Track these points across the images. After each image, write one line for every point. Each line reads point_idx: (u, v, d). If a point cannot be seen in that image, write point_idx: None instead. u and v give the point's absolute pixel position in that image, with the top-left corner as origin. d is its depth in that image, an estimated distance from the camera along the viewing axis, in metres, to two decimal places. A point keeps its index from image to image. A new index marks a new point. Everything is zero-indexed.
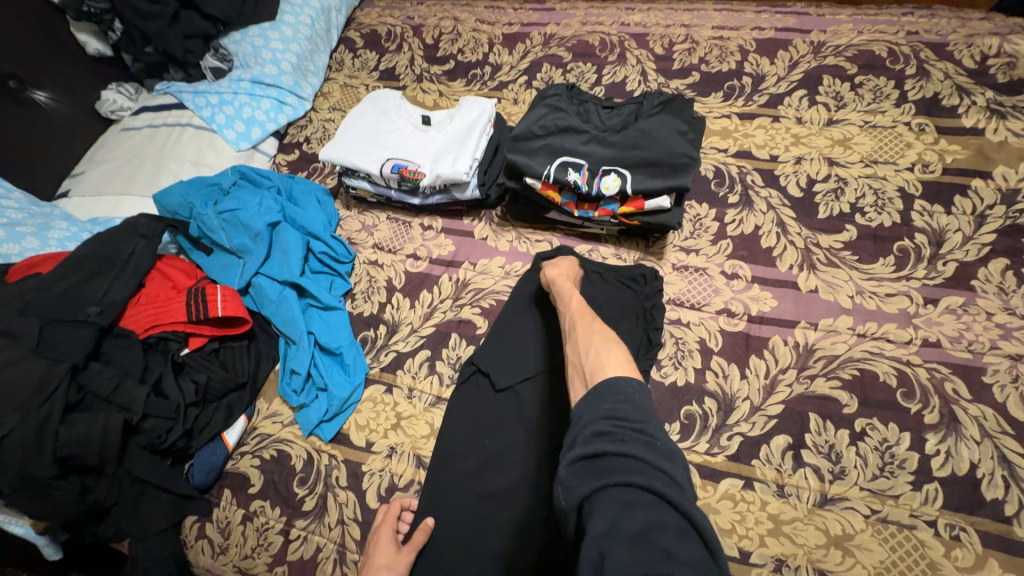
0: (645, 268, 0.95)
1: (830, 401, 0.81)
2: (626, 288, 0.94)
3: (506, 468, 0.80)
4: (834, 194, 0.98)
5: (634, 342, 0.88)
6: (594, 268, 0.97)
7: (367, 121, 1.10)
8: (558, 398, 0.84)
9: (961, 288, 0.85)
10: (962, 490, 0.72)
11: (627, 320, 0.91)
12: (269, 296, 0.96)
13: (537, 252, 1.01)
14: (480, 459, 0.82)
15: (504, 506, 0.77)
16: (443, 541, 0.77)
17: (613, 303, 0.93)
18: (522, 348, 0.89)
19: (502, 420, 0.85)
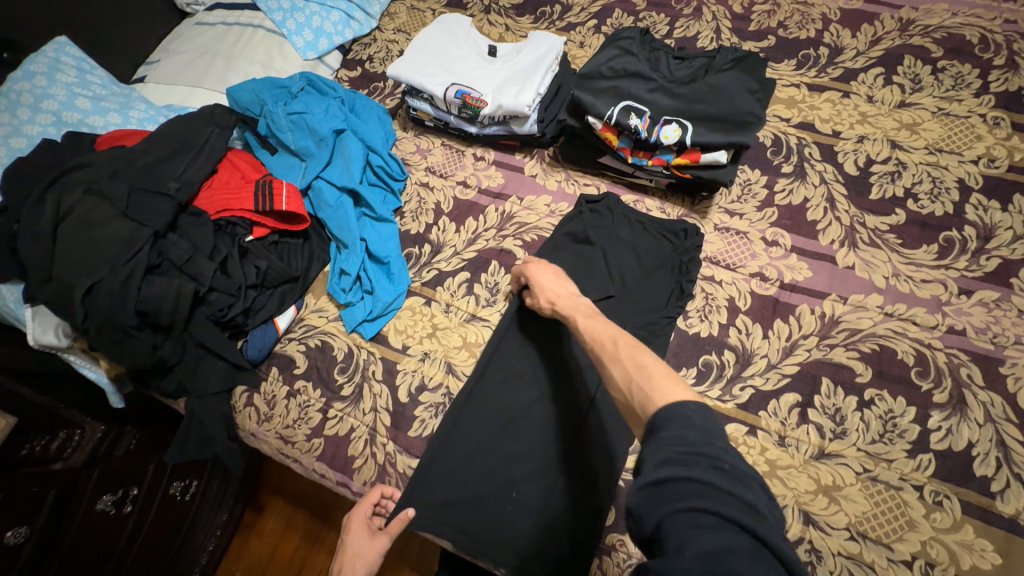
0: (687, 224, 0.98)
1: (845, 369, 0.85)
2: (665, 241, 0.98)
3: (533, 383, 0.89)
4: (890, 176, 0.97)
5: (664, 291, 0.93)
6: (638, 217, 1.00)
7: (435, 43, 1.12)
8: None
9: (999, 283, 0.87)
10: (954, 464, 0.76)
11: (662, 269, 0.95)
12: (328, 199, 1.02)
13: (584, 195, 1.04)
14: (512, 372, 0.91)
15: (528, 414, 0.87)
16: (468, 433, 0.87)
17: (651, 252, 0.97)
18: None
19: (537, 342, 0.93)
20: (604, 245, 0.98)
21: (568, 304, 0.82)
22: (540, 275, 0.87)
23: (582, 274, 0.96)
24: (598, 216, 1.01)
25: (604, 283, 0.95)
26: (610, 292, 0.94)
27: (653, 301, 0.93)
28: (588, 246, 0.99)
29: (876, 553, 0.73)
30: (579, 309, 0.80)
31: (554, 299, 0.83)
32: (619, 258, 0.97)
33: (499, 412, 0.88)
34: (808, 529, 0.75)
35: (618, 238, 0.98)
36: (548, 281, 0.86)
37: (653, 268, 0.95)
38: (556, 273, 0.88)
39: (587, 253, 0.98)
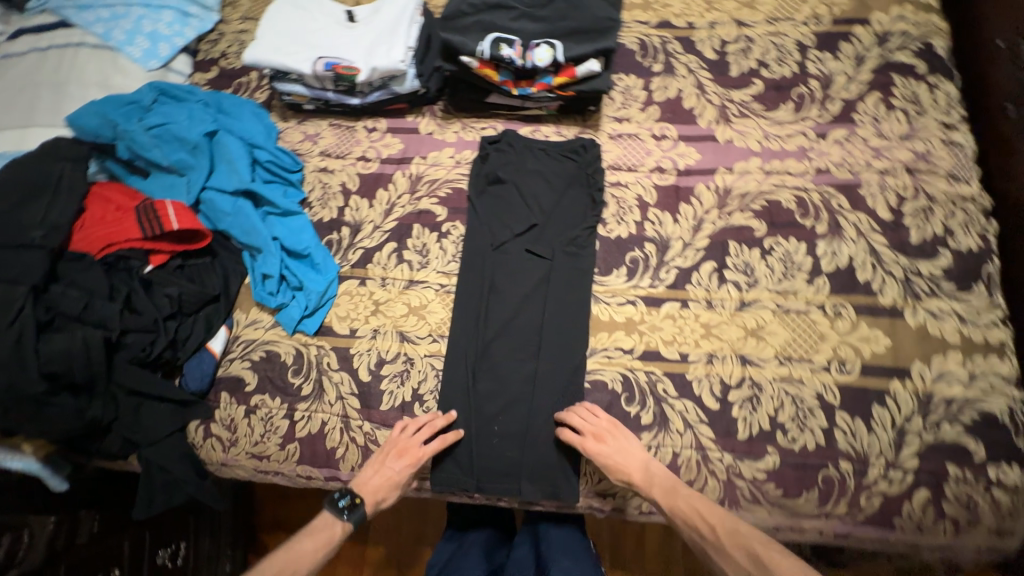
0: (583, 139, 1.04)
1: (745, 229, 0.96)
2: (569, 160, 1.03)
3: (491, 323, 0.93)
4: (743, 52, 1.07)
5: (581, 205, 1.00)
6: (539, 145, 1.04)
7: (288, 20, 1.06)
8: (550, 250, 0.97)
9: (845, 122, 1.00)
10: (843, 278, 0.90)
11: (572, 187, 1.01)
12: (223, 208, 0.96)
13: (484, 138, 1.06)
14: (486, 300, 0.95)
15: (508, 336, 0.92)
16: (457, 364, 0.92)
17: (558, 174, 1.02)
18: (509, 210, 1.00)
19: (502, 269, 0.96)
20: (515, 179, 1.02)
21: (643, 479, 0.80)
22: (603, 451, 0.81)
23: (506, 212, 1.00)
24: (502, 153, 1.04)
25: (524, 214, 0.99)
26: (532, 222, 0.99)
27: (573, 218, 0.99)
28: (501, 183, 1.02)
29: (801, 368, 0.86)
30: (656, 483, 0.80)
31: (629, 476, 0.81)
32: (534, 186, 1.01)
33: (472, 360, 0.91)
34: (747, 369, 0.87)
35: (526, 169, 1.02)
36: (615, 462, 0.81)
37: (564, 186, 1.01)
38: (616, 442, 0.82)
39: (503, 190, 1.02)
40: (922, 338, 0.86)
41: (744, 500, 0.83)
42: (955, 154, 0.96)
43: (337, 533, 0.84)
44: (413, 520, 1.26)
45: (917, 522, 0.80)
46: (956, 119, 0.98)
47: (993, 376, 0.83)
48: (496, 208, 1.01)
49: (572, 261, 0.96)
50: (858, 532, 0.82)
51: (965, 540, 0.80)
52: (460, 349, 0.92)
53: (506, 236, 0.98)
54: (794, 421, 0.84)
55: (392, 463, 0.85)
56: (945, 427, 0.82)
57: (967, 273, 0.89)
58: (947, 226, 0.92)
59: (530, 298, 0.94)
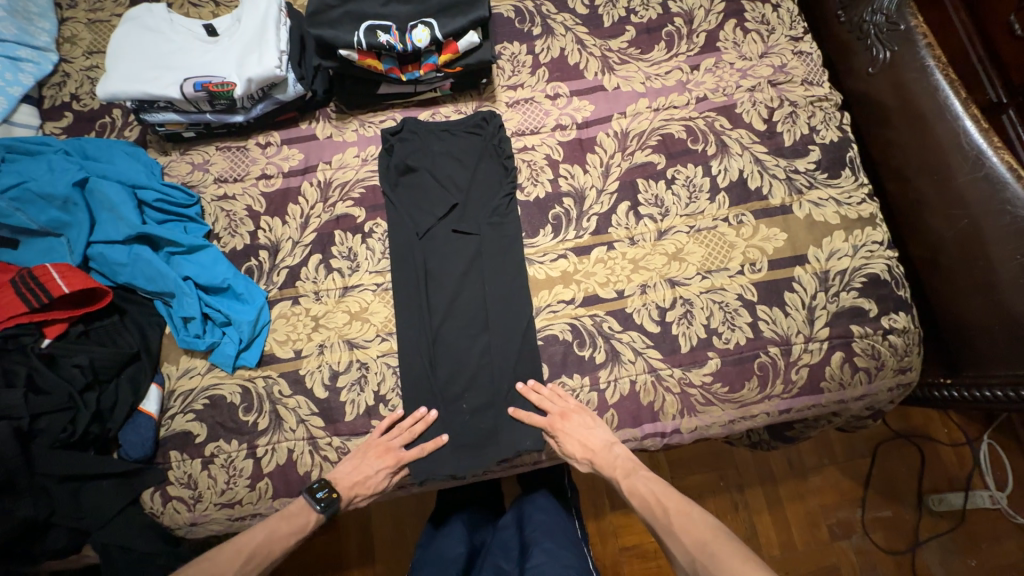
0: (483, 112, 1.05)
1: (648, 165, 1.03)
2: (474, 136, 1.05)
3: (436, 307, 0.95)
4: (611, 3, 1.13)
5: (495, 175, 1.03)
6: (441, 126, 1.05)
7: (139, 45, 0.97)
8: (476, 225, 0.99)
9: (712, 50, 1.09)
10: (739, 190, 1.00)
11: (482, 160, 1.03)
12: (118, 259, 0.88)
13: (384, 130, 1.04)
14: (425, 285, 0.96)
15: (454, 314, 0.95)
16: (412, 355, 0.92)
17: (466, 150, 1.04)
18: (426, 198, 1.01)
19: (433, 254, 0.98)
20: (426, 165, 1.02)
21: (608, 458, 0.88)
22: (567, 428, 0.88)
23: (426, 200, 1.01)
24: (408, 142, 1.04)
25: (443, 197, 1.01)
26: (452, 202, 1.00)
27: (489, 189, 1.02)
28: (413, 171, 1.02)
29: (721, 277, 0.95)
30: (618, 466, 0.88)
31: (590, 455, 0.88)
32: (445, 167, 1.03)
33: (427, 347, 0.92)
34: (676, 290, 0.95)
35: (433, 152, 1.03)
36: (577, 434, 0.88)
37: (475, 159, 1.03)
38: (581, 421, 0.88)
39: (417, 177, 1.02)
40: (811, 226, 0.97)
41: (699, 405, 0.92)
42: (805, 62, 1.08)
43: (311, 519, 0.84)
44: (412, 521, 1.26)
45: (839, 381, 0.92)
46: (800, 31, 1.10)
47: (872, 243, 0.97)
48: (415, 199, 1.01)
49: (499, 231, 0.99)
50: (796, 403, 0.93)
51: (877, 384, 0.94)
52: (413, 339, 0.93)
53: (430, 222, 0.99)
54: (725, 324, 0.93)
55: (374, 462, 0.86)
56: (844, 296, 0.94)
57: (835, 162, 1.02)
58: (811, 126, 1.04)
59: (467, 275, 0.96)
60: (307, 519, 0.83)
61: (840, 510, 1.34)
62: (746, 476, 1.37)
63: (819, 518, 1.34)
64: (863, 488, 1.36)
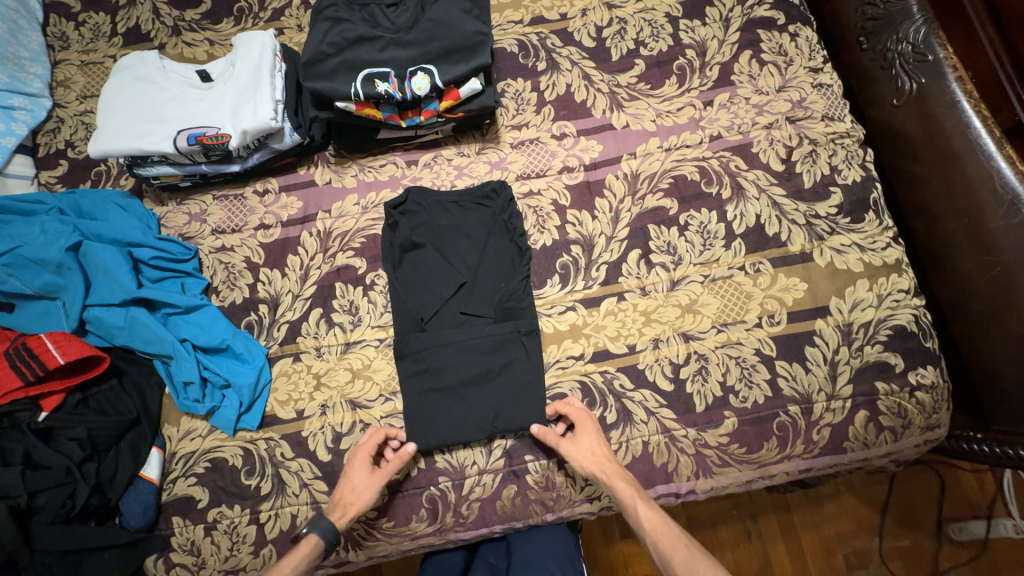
0: (492, 182, 1.00)
1: (660, 210, 0.98)
2: (483, 208, 1.00)
3: (445, 391, 0.90)
4: (619, 35, 1.08)
5: (507, 254, 0.97)
6: (450, 198, 1.00)
7: (132, 97, 0.94)
8: (488, 298, 0.94)
9: (726, 85, 1.04)
10: (756, 235, 0.96)
11: (492, 235, 0.98)
12: (114, 324, 0.86)
13: (386, 201, 1.00)
14: (436, 364, 0.90)
15: (467, 391, 0.89)
16: (425, 432, 0.88)
17: (476, 225, 0.98)
18: (433, 277, 0.96)
19: (446, 333, 0.92)
20: (432, 241, 0.98)
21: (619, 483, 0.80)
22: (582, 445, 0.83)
23: (434, 279, 0.96)
24: (412, 216, 0.99)
25: (450, 275, 0.96)
26: (461, 279, 0.95)
27: (499, 267, 0.96)
28: (418, 248, 0.98)
29: (737, 330, 0.91)
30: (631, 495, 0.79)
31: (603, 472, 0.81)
32: (454, 245, 0.98)
33: (438, 433, 0.88)
34: (690, 344, 0.91)
35: (440, 230, 0.98)
36: (591, 450, 0.82)
37: (482, 239, 0.98)
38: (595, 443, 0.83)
39: (423, 253, 0.98)
40: (833, 274, 0.93)
41: (715, 466, 0.88)
42: (825, 96, 1.02)
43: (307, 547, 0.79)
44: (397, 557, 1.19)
45: (863, 440, 0.88)
46: (820, 61, 1.05)
47: (897, 292, 0.92)
48: (423, 278, 0.96)
49: (512, 312, 0.93)
50: (817, 462, 0.89)
51: (903, 442, 0.89)
52: (420, 425, 0.88)
53: (437, 303, 0.94)
54: (741, 381, 0.89)
55: (353, 475, 0.84)
56: (868, 350, 0.90)
57: (858, 205, 0.96)
58: (832, 166, 0.99)
59: (479, 347, 0.91)
60: (304, 548, 0.79)
61: (856, 538, 1.27)
62: (759, 503, 1.29)
63: (835, 548, 1.26)
64: (881, 517, 1.28)
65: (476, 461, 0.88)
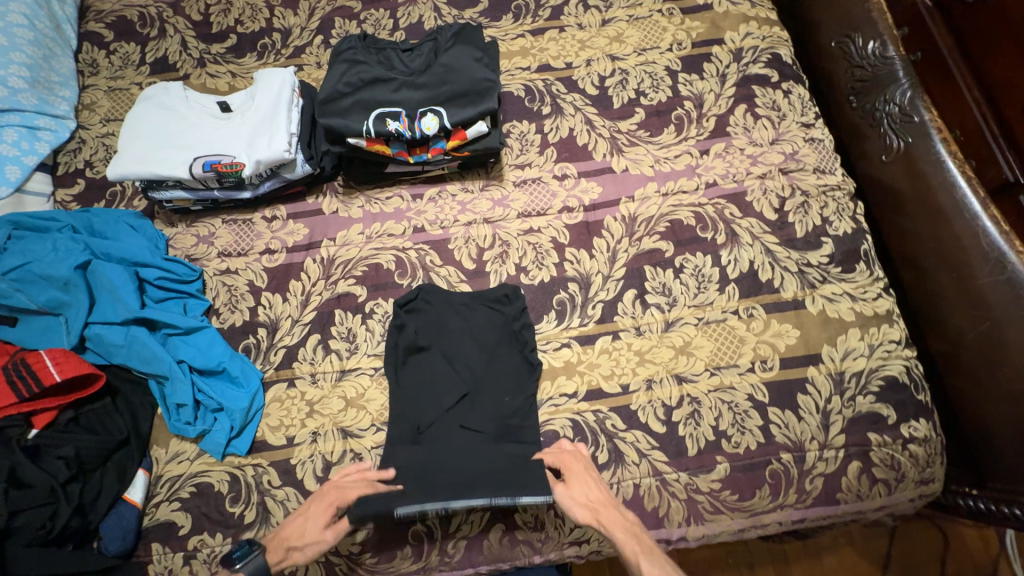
0: (507, 287, 0.99)
1: (656, 252, 1.01)
2: (494, 312, 0.98)
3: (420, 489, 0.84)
4: (621, 84, 1.14)
5: (516, 367, 0.95)
6: (460, 300, 0.98)
7: (153, 124, 0.98)
8: (491, 412, 0.92)
9: (722, 135, 1.09)
10: (750, 281, 0.98)
11: (501, 346, 0.96)
12: (114, 342, 0.87)
13: (395, 298, 0.99)
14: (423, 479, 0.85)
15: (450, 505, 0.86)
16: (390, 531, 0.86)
17: (486, 329, 0.97)
18: (435, 384, 0.94)
19: (442, 448, 0.88)
20: (439, 345, 0.96)
21: (607, 517, 0.78)
22: (567, 483, 0.82)
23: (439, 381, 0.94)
24: (420, 315, 0.98)
25: (454, 383, 0.93)
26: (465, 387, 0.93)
27: (506, 381, 0.94)
28: (423, 350, 0.96)
29: (730, 374, 0.92)
30: (619, 525, 0.77)
31: (594, 515, 0.79)
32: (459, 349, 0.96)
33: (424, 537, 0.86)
34: (683, 387, 0.92)
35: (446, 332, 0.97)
36: (581, 485, 0.82)
37: (489, 345, 0.96)
38: (580, 476, 0.83)
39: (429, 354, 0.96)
40: (825, 323, 0.94)
41: (707, 513, 0.87)
42: (817, 149, 1.07)
43: None
44: None
45: (856, 492, 0.87)
46: (812, 117, 1.10)
47: (888, 342, 0.93)
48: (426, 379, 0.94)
49: (516, 435, 0.90)
50: (810, 514, 0.88)
51: (897, 496, 0.88)
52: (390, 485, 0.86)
53: (435, 413, 0.92)
54: (734, 426, 0.89)
55: (315, 509, 0.82)
56: (860, 400, 0.90)
57: (849, 255, 0.99)
58: (823, 217, 1.02)
59: (473, 470, 0.86)
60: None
61: None
62: (756, 553, 1.26)
63: None
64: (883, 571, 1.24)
65: None
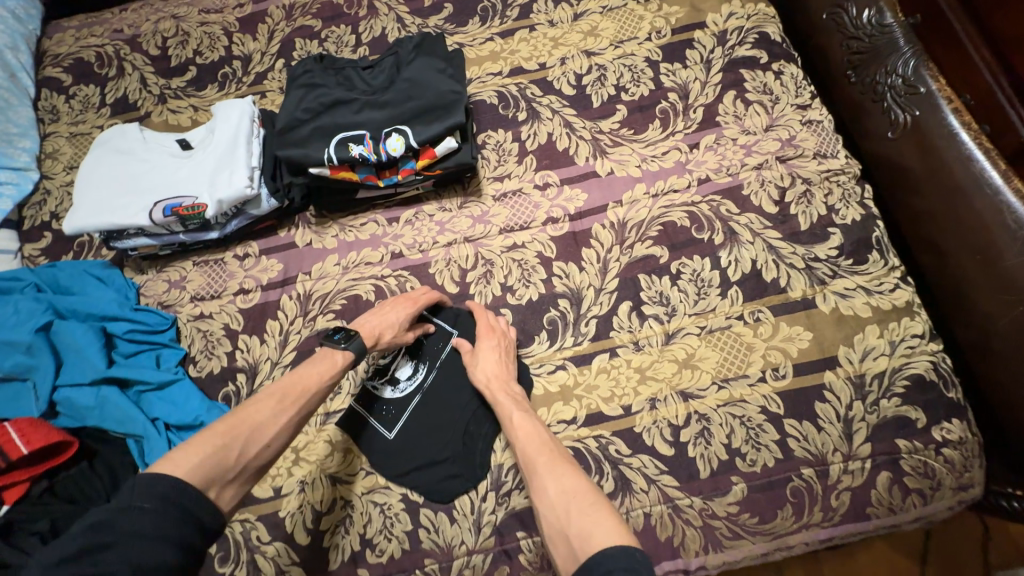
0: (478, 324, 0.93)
1: (650, 258, 0.94)
2: None
3: (411, 528, 0.83)
4: (599, 81, 1.07)
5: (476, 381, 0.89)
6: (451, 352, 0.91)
7: (111, 170, 0.94)
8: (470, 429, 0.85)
9: (711, 126, 1.02)
10: (753, 282, 0.91)
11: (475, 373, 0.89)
12: (84, 405, 0.83)
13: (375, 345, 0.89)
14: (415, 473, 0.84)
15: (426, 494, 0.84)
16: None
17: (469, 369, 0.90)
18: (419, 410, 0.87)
19: (430, 446, 0.85)
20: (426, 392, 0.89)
21: (495, 382, 0.83)
22: (481, 347, 0.86)
23: (466, 434, 0.85)
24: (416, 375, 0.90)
25: (435, 407, 0.88)
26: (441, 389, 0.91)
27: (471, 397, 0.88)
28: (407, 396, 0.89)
29: (740, 386, 0.85)
30: (502, 389, 0.82)
31: (490, 376, 0.84)
32: (461, 388, 0.88)
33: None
34: (690, 404, 0.85)
35: (434, 369, 0.90)
36: (487, 359, 0.85)
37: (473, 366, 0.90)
38: (494, 342, 0.87)
39: (435, 394, 0.88)
40: (839, 321, 0.87)
41: (726, 539, 0.80)
42: (816, 132, 0.99)
43: (341, 359, 0.78)
44: None
45: (888, 505, 0.80)
46: (807, 97, 1.02)
47: (911, 337, 0.86)
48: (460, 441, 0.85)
49: (488, 444, 0.85)
50: (839, 532, 0.81)
51: (933, 505, 0.81)
52: (383, 534, 0.83)
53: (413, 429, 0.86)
54: (748, 443, 0.82)
55: (392, 306, 0.88)
56: (885, 404, 0.83)
57: (859, 245, 0.91)
58: (828, 205, 0.94)
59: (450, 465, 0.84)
60: (334, 359, 0.78)
61: None
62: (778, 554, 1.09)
63: None
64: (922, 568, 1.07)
65: (465, 541, 0.82)
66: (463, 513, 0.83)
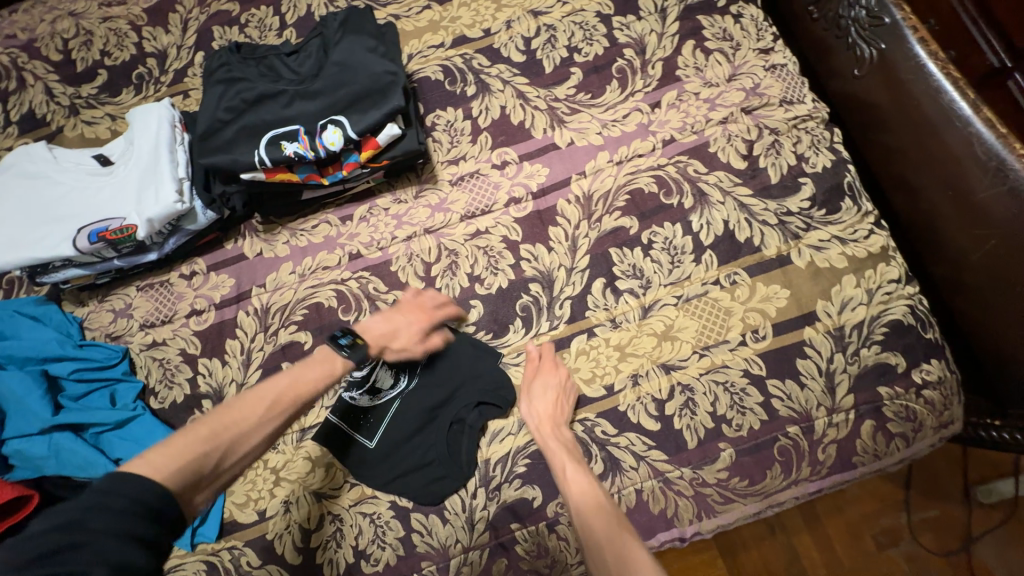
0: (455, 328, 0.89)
1: (620, 230, 0.90)
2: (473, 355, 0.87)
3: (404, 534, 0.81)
4: (549, 43, 0.99)
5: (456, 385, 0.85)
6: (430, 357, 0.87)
7: (22, 199, 0.86)
8: (452, 434, 0.83)
9: (672, 82, 0.96)
10: (726, 243, 0.88)
11: (454, 377, 0.86)
12: (37, 456, 0.79)
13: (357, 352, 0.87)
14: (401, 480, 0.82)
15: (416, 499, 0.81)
16: None
17: (449, 372, 0.86)
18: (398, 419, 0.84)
19: (413, 453, 0.83)
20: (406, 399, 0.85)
21: (549, 429, 0.79)
22: (534, 385, 0.83)
23: (449, 436, 0.83)
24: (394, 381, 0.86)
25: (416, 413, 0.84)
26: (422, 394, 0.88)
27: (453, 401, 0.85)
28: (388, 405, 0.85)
29: (721, 352, 0.84)
30: (556, 437, 0.79)
31: (543, 420, 0.80)
32: (440, 391, 0.85)
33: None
34: (673, 375, 0.83)
35: (415, 376, 0.86)
36: (539, 402, 0.81)
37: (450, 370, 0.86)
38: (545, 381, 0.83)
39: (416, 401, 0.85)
40: (815, 275, 0.85)
41: (718, 504, 0.80)
42: (781, 77, 0.94)
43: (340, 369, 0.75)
44: None
45: (873, 452, 0.81)
46: (770, 40, 0.96)
47: (887, 283, 0.84)
48: (444, 442, 0.82)
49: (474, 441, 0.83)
50: (828, 483, 0.81)
51: (916, 446, 0.82)
52: (375, 544, 0.81)
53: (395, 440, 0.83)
54: (733, 408, 0.82)
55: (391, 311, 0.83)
56: (865, 353, 0.82)
57: (831, 194, 0.88)
58: (797, 154, 0.90)
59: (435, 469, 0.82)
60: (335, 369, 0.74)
61: (881, 516, 1.06)
62: None
63: (861, 530, 1.05)
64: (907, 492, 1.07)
65: (459, 539, 0.81)
66: (454, 512, 0.81)
